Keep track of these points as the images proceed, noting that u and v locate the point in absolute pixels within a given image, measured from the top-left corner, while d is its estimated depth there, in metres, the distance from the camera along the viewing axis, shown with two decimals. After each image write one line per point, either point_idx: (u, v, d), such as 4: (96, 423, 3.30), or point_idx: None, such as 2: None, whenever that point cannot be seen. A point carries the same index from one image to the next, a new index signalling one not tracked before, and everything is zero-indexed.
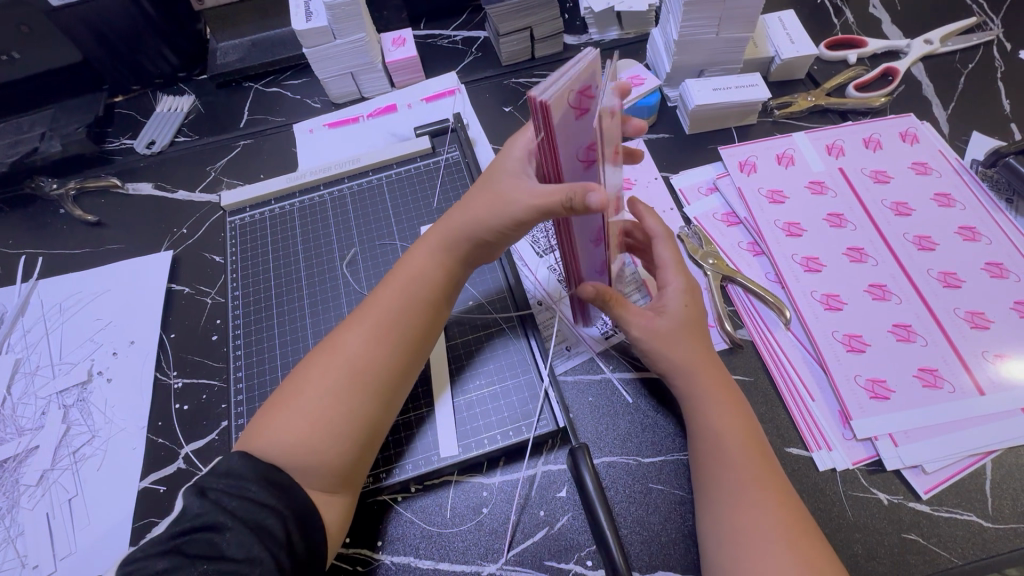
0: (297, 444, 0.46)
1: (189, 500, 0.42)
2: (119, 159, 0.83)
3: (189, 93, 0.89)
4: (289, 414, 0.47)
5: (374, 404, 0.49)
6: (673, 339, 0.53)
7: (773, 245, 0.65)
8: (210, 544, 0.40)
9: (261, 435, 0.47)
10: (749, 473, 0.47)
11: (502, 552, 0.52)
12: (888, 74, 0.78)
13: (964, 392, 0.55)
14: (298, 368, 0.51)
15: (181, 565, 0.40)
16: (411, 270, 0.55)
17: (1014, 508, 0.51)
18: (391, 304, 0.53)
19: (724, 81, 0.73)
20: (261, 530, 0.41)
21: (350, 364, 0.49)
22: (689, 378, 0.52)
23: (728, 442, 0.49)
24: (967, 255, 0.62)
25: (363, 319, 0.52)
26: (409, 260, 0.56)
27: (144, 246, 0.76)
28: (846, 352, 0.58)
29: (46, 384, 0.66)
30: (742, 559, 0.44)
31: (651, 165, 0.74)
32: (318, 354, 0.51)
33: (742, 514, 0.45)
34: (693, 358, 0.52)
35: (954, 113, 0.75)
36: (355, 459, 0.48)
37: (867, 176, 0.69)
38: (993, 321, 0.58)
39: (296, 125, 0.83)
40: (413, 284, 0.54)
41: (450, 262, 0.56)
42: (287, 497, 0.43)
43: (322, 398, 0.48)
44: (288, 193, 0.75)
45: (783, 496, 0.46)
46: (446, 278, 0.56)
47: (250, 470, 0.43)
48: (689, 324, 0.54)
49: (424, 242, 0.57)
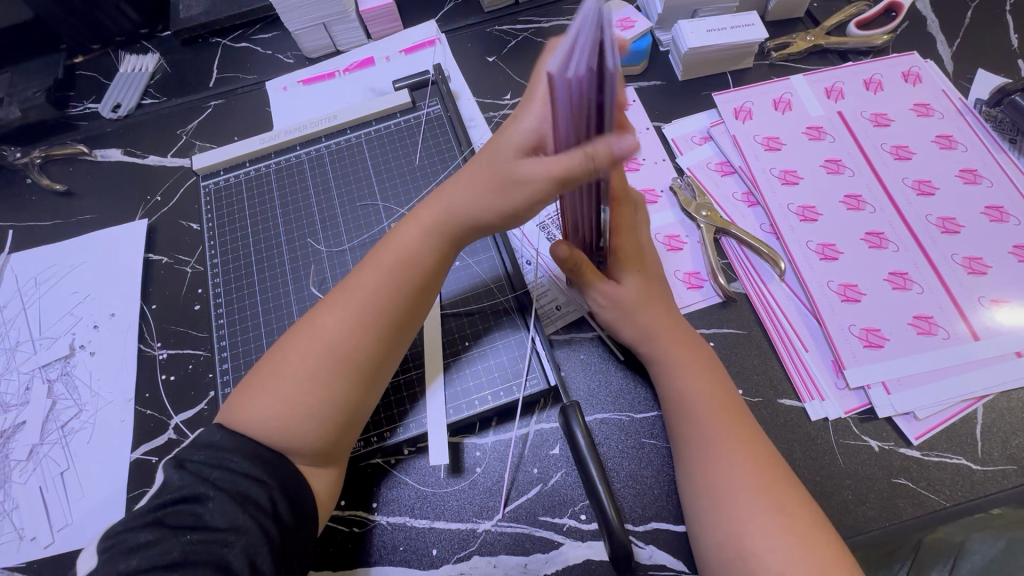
0: (280, 427, 0.45)
1: (170, 474, 0.43)
2: (84, 124, 0.78)
3: (153, 51, 0.83)
4: (268, 395, 0.46)
5: (356, 391, 0.47)
6: (636, 307, 0.53)
7: (769, 194, 0.63)
8: (192, 515, 0.40)
9: (241, 414, 0.46)
10: (733, 432, 0.47)
11: (498, 509, 0.52)
12: (891, 10, 0.74)
13: (959, 337, 0.54)
14: (279, 345, 0.49)
15: (161, 538, 0.39)
16: (398, 252, 0.50)
17: (1004, 450, 0.51)
18: (373, 286, 0.49)
19: (719, 21, 0.69)
20: (244, 499, 0.41)
21: (330, 348, 0.47)
22: (667, 339, 0.52)
23: (708, 403, 0.48)
24: (968, 200, 0.60)
25: (344, 298, 0.49)
26: (396, 238, 0.51)
27: (118, 215, 0.73)
28: (841, 302, 0.57)
29: (29, 358, 0.65)
30: (724, 514, 0.44)
31: (642, 113, 0.70)
32: (298, 333, 0.48)
33: (725, 470, 0.45)
34: (656, 324, 0.52)
35: (959, 49, 0.71)
36: (338, 439, 0.47)
37: (867, 119, 0.66)
38: (991, 265, 0.57)
39: (268, 83, 0.79)
40: (398, 267, 0.50)
41: (441, 243, 0.50)
42: (272, 467, 0.44)
43: (303, 382, 0.46)
44: (263, 155, 0.72)
45: (765, 452, 0.46)
46: (435, 260, 0.50)
47: (231, 442, 0.44)
48: (656, 293, 0.54)
49: (411, 222, 0.51)
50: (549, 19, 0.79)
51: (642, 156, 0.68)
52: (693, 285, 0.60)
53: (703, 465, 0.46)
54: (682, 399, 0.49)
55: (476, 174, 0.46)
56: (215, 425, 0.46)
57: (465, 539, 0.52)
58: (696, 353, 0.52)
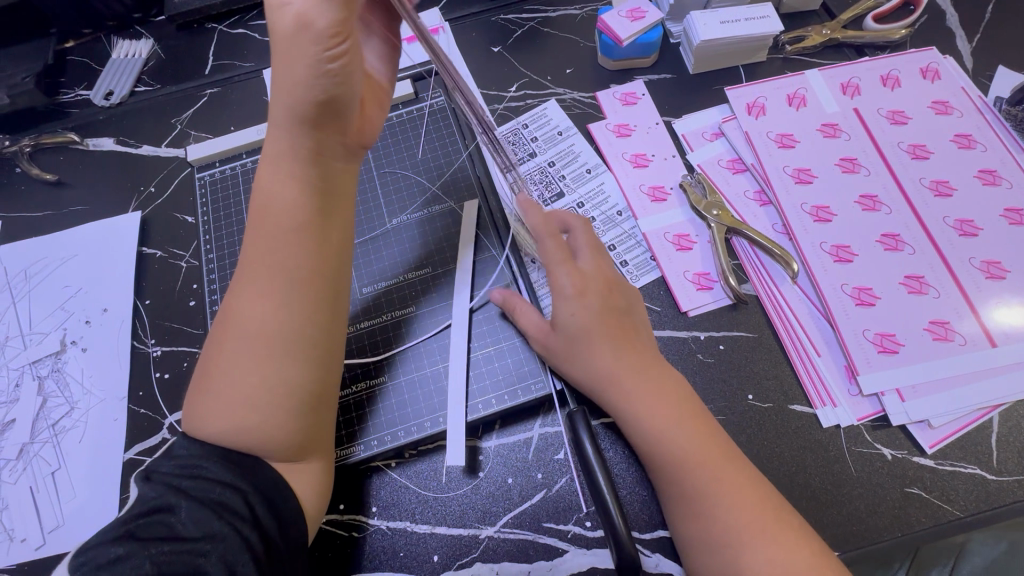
0: (232, 427, 0.42)
1: (142, 487, 0.41)
2: (75, 112, 0.76)
3: (147, 37, 0.80)
4: (213, 398, 0.43)
5: (293, 364, 0.44)
6: (576, 348, 0.51)
7: (781, 193, 0.61)
8: (164, 525, 0.39)
9: (195, 427, 0.44)
10: (718, 460, 0.45)
11: (500, 515, 0.51)
12: (909, 4, 0.71)
13: (976, 343, 0.53)
14: (206, 350, 0.46)
15: (132, 550, 0.37)
16: (273, 208, 0.46)
17: (1020, 461, 0.50)
18: (268, 252, 0.46)
19: (731, 13, 0.66)
20: (219, 507, 0.40)
21: (253, 331, 0.44)
22: (626, 373, 0.49)
23: (680, 434, 0.46)
24: (987, 202, 0.59)
25: (249, 279, 0.46)
26: (261, 198, 0.47)
27: (111, 207, 0.71)
28: (855, 306, 0.55)
29: (18, 354, 0.63)
30: (713, 551, 0.43)
31: (651, 108, 0.68)
32: (220, 331, 0.46)
33: (713, 508, 0.43)
34: (604, 360, 0.49)
35: (980, 45, 0.69)
36: (304, 418, 0.44)
37: (883, 117, 0.64)
38: (1009, 270, 0.56)
39: (266, 71, 0.77)
40: (278, 221, 0.46)
41: (311, 174, 0.47)
42: (246, 472, 0.42)
43: (235, 372, 0.43)
44: (259, 146, 0.70)
45: (761, 487, 0.44)
46: (306, 192, 0.46)
47: (202, 448, 0.42)
48: (613, 322, 0.51)
49: (265, 169, 0.47)
50: (557, 9, 0.76)
51: (651, 153, 0.66)
52: (703, 286, 0.59)
53: (695, 503, 0.44)
54: (652, 442, 0.47)
55: (276, 83, 0.44)
56: (180, 435, 0.44)
57: (466, 546, 0.50)
58: (667, 390, 0.48)
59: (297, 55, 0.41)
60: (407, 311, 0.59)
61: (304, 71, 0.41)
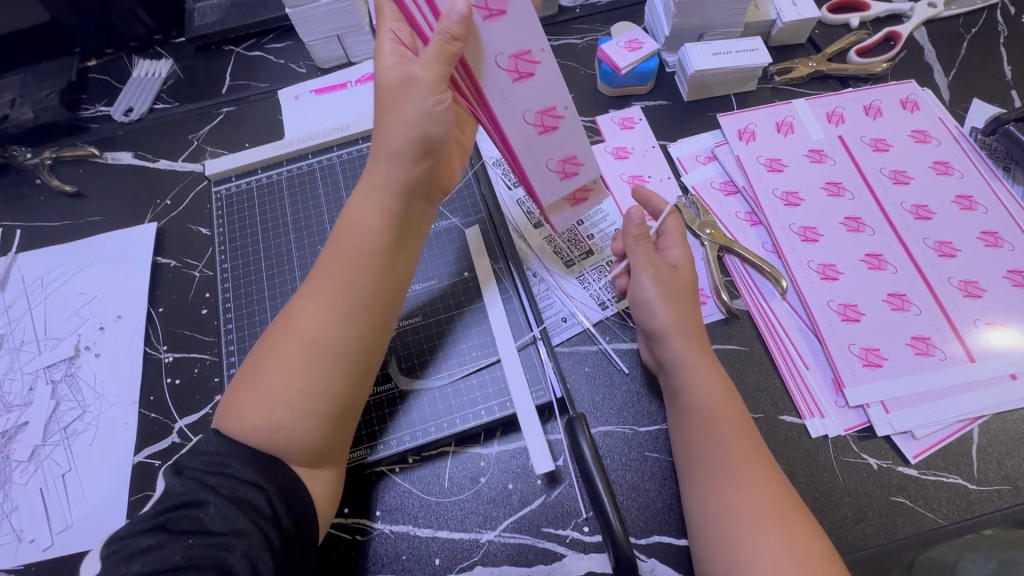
0: (266, 426, 0.45)
1: (170, 481, 0.43)
2: (96, 127, 0.79)
3: (167, 57, 0.84)
4: (254, 395, 0.46)
5: (335, 377, 0.47)
6: (675, 303, 0.54)
7: (771, 214, 0.64)
8: (193, 520, 0.40)
9: (230, 419, 0.46)
10: (745, 455, 0.48)
11: (501, 519, 0.53)
12: (890, 39, 0.76)
13: (956, 358, 0.56)
14: (258, 348, 0.49)
15: (164, 541, 0.39)
16: (352, 228, 0.51)
17: (999, 470, 0.52)
18: (337, 269, 0.50)
19: (724, 45, 0.70)
20: (244, 504, 0.41)
21: (302, 337, 0.47)
22: (691, 346, 0.53)
23: (715, 424, 0.49)
24: (965, 224, 0.62)
25: (314, 287, 0.49)
26: (347, 221, 0.52)
27: (127, 218, 0.73)
28: (841, 322, 0.58)
29: (33, 359, 0.64)
30: (728, 539, 0.44)
31: (649, 132, 0.72)
32: (273, 331, 0.49)
33: (734, 489, 0.46)
34: (690, 324, 0.54)
35: (955, 79, 0.74)
36: (331, 430, 0.47)
37: (866, 144, 0.68)
38: (987, 289, 0.59)
39: (281, 91, 0.80)
40: (354, 242, 0.50)
41: (396, 206, 0.51)
42: (268, 471, 0.44)
43: (281, 373, 0.46)
44: (275, 162, 0.73)
45: (777, 482, 0.47)
46: (391, 221, 0.51)
47: (226, 447, 0.44)
48: (688, 296, 0.56)
49: (360, 199, 0.52)
50: (557, 37, 0.81)
51: (647, 174, 0.69)
52: None
53: (715, 495, 0.46)
54: (701, 416, 0.50)
55: (380, 134, 0.50)
56: (212, 432, 0.46)
57: (467, 549, 0.52)
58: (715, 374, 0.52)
59: (408, 100, 0.46)
60: (413, 321, 0.61)
61: (412, 113, 0.47)
